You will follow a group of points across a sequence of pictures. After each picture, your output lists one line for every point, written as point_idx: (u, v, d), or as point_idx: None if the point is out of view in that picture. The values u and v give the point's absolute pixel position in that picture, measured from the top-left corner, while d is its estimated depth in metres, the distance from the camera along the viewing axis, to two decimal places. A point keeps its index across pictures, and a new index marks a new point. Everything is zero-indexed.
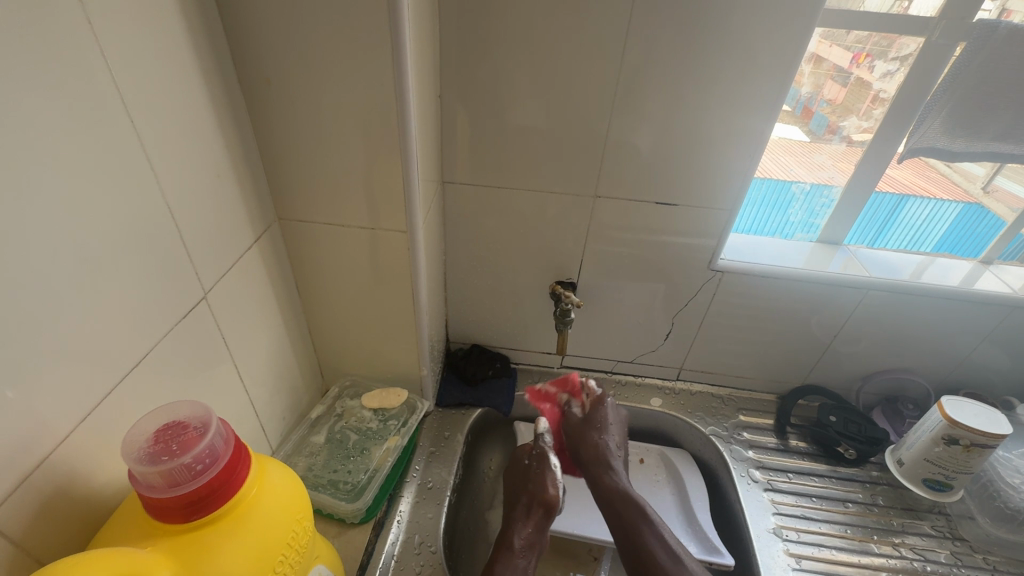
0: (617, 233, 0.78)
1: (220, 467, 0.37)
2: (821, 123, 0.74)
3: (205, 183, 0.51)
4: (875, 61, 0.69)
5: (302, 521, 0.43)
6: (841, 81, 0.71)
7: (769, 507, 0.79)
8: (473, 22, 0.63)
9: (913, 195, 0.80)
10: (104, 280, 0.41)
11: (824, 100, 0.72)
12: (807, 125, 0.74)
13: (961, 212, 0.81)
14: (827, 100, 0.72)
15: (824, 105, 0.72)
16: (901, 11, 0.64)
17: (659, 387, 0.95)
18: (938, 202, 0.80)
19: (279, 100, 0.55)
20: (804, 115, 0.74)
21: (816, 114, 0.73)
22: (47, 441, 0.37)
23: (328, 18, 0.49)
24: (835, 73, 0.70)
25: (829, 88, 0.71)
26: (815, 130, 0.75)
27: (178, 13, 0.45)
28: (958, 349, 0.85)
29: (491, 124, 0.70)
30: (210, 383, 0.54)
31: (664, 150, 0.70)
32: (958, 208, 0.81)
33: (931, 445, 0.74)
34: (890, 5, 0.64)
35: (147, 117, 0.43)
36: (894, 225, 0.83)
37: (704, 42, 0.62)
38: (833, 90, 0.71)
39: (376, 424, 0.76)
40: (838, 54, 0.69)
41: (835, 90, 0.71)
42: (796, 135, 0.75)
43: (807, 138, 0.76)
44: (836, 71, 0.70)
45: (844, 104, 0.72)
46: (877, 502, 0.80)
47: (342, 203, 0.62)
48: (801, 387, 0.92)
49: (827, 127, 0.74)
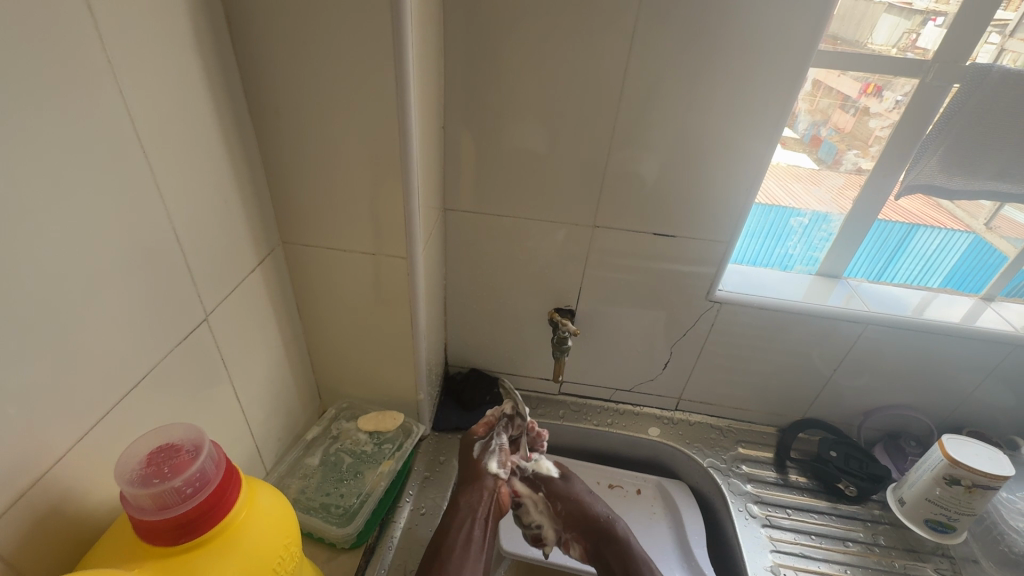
0: (616, 261, 0.79)
1: (210, 490, 0.37)
2: (830, 151, 0.74)
3: (212, 210, 0.53)
4: (883, 91, 0.68)
5: (289, 546, 0.43)
6: (847, 112, 0.71)
7: (767, 544, 0.77)
8: (477, 56, 0.65)
9: (923, 225, 0.79)
10: (110, 301, 0.43)
11: (832, 128, 0.72)
12: (816, 153, 0.74)
13: (972, 245, 0.81)
14: (835, 128, 0.72)
15: (832, 133, 0.73)
16: (909, 43, 0.65)
17: (657, 416, 0.95)
18: (948, 233, 0.80)
19: (287, 130, 0.57)
20: (812, 143, 0.74)
21: (824, 142, 0.73)
22: (43, 459, 0.38)
23: (336, 53, 0.52)
24: (843, 103, 0.70)
25: (837, 118, 0.71)
26: (824, 158, 0.75)
27: (193, 50, 0.48)
28: (960, 387, 0.84)
29: (493, 153, 0.72)
30: (207, 402, 0.55)
31: (662, 182, 0.71)
32: (967, 240, 0.80)
33: (932, 486, 0.72)
34: (896, 38, 0.65)
35: (158, 144, 0.45)
36: (903, 254, 0.83)
37: (701, 78, 0.63)
38: (840, 120, 0.71)
39: (370, 447, 0.76)
40: (847, 84, 0.69)
41: (844, 119, 0.71)
42: (804, 162, 0.75)
43: (815, 166, 0.75)
44: (843, 100, 0.70)
45: (852, 133, 0.72)
46: (878, 542, 0.79)
47: (345, 229, 0.64)
48: (802, 420, 0.91)
49: (836, 154, 0.74)
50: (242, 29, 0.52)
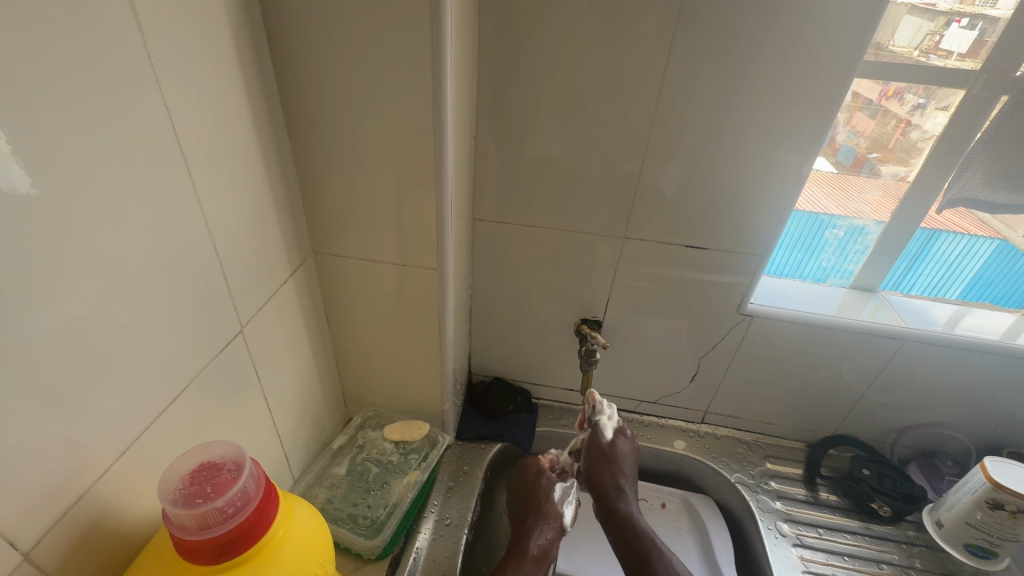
0: (645, 273, 0.78)
1: (251, 509, 0.37)
2: (850, 155, 0.72)
3: (249, 221, 0.53)
4: (904, 94, 0.66)
5: (325, 564, 0.43)
6: (868, 114, 0.68)
7: (798, 564, 0.76)
8: (510, 65, 0.65)
9: (946, 230, 0.76)
10: (151, 315, 0.43)
11: (852, 131, 0.70)
12: (835, 156, 0.72)
13: (996, 249, 0.77)
14: (855, 131, 0.70)
15: (852, 136, 0.70)
16: (931, 45, 0.63)
17: (683, 429, 0.93)
18: (972, 238, 0.76)
19: (321, 141, 0.57)
20: (830, 147, 0.71)
21: (842, 145, 0.71)
22: (88, 473, 0.39)
23: (372, 66, 0.51)
24: (863, 105, 0.68)
25: (857, 120, 0.69)
26: (843, 161, 0.72)
27: (233, 64, 0.48)
28: (1001, 405, 0.81)
29: (523, 163, 0.72)
30: (239, 413, 0.56)
31: (696, 194, 0.70)
32: (993, 245, 0.77)
33: (973, 509, 0.70)
34: (918, 39, 0.63)
35: (200, 158, 0.45)
36: (924, 260, 0.80)
37: (738, 89, 0.62)
38: (861, 123, 0.69)
39: (396, 457, 0.76)
40: (868, 86, 0.66)
41: (863, 122, 0.69)
42: (823, 166, 0.73)
43: (834, 170, 0.73)
44: (864, 103, 0.67)
45: (872, 136, 0.70)
46: (914, 565, 0.77)
47: (376, 240, 0.63)
48: (832, 436, 0.89)
49: (856, 158, 0.72)
50: (279, 42, 0.52)
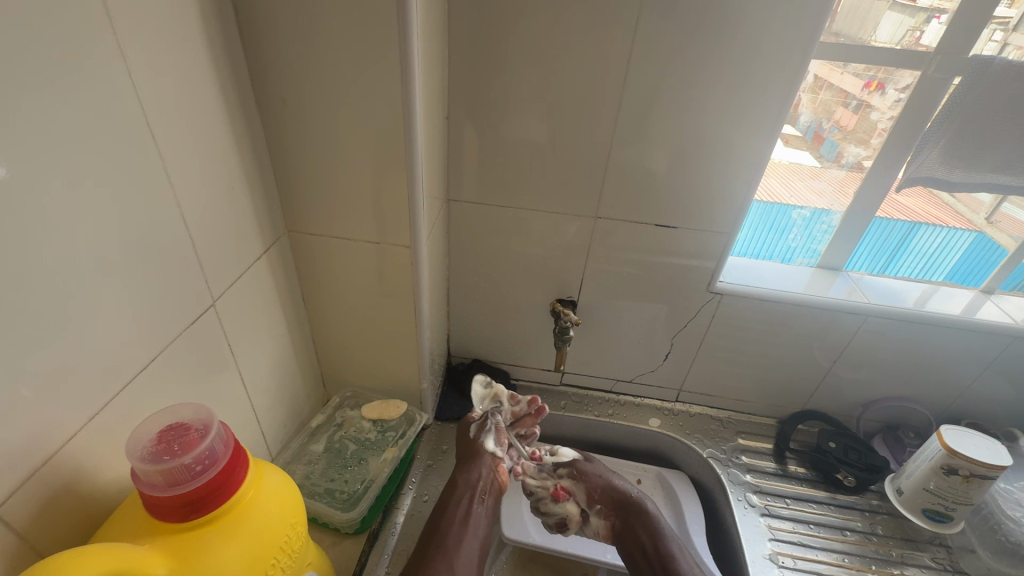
0: (617, 253, 0.80)
1: (219, 469, 0.38)
2: (832, 149, 0.74)
3: (220, 196, 0.54)
4: (886, 90, 0.69)
5: (295, 526, 0.45)
6: (849, 109, 0.71)
7: (766, 533, 0.78)
8: (482, 46, 0.66)
9: (925, 222, 0.79)
10: (120, 286, 0.43)
11: (835, 126, 0.73)
12: (818, 151, 0.75)
13: (972, 241, 0.81)
14: (838, 126, 0.72)
15: (835, 131, 0.73)
16: (910, 41, 0.66)
17: (657, 407, 0.96)
18: (951, 230, 0.80)
19: (292, 118, 0.58)
20: (814, 141, 0.74)
21: (826, 140, 0.74)
22: (55, 437, 0.39)
23: (341, 43, 0.52)
24: (845, 100, 0.70)
25: (839, 115, 0.72)
26: (825, 156, 0.75)
27: (201, 38, 0.48)
28: (959, 378, 0.84)
29: (496, 143, 0.73)
30: (213, 388, 0.56)
31: (665, 174, 0.72)
32: (970, 237, 0.80)
33: (931, 475, 0.73)
34: (898, 36, 0.66)
35: (167, 131, 0.46)
36: (904, 252, 0.83)
37: (705, 69, 0.63)
38: (843, 118, 0.72)
39: (374, 435, 0.77)
40: (849, 81, 0.69)
41: (846, 116, 0.72)
42: (807, 161, 0.76)
43: (817, 164, 0.76)
44: (845, 98, 0.70)
45: (854, 131, 0.72)
46: (876, 531, 0.80)
47: (349, 217, 0.64)
48: (803, 411, 0.92)
49: (838, 152, 0.74)
50: (248, 17, 0.52)
